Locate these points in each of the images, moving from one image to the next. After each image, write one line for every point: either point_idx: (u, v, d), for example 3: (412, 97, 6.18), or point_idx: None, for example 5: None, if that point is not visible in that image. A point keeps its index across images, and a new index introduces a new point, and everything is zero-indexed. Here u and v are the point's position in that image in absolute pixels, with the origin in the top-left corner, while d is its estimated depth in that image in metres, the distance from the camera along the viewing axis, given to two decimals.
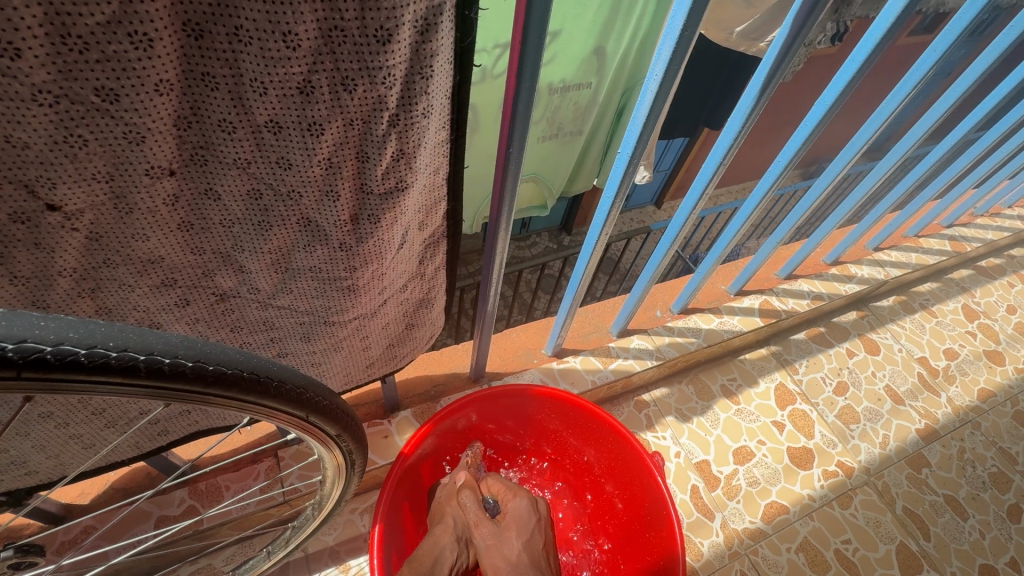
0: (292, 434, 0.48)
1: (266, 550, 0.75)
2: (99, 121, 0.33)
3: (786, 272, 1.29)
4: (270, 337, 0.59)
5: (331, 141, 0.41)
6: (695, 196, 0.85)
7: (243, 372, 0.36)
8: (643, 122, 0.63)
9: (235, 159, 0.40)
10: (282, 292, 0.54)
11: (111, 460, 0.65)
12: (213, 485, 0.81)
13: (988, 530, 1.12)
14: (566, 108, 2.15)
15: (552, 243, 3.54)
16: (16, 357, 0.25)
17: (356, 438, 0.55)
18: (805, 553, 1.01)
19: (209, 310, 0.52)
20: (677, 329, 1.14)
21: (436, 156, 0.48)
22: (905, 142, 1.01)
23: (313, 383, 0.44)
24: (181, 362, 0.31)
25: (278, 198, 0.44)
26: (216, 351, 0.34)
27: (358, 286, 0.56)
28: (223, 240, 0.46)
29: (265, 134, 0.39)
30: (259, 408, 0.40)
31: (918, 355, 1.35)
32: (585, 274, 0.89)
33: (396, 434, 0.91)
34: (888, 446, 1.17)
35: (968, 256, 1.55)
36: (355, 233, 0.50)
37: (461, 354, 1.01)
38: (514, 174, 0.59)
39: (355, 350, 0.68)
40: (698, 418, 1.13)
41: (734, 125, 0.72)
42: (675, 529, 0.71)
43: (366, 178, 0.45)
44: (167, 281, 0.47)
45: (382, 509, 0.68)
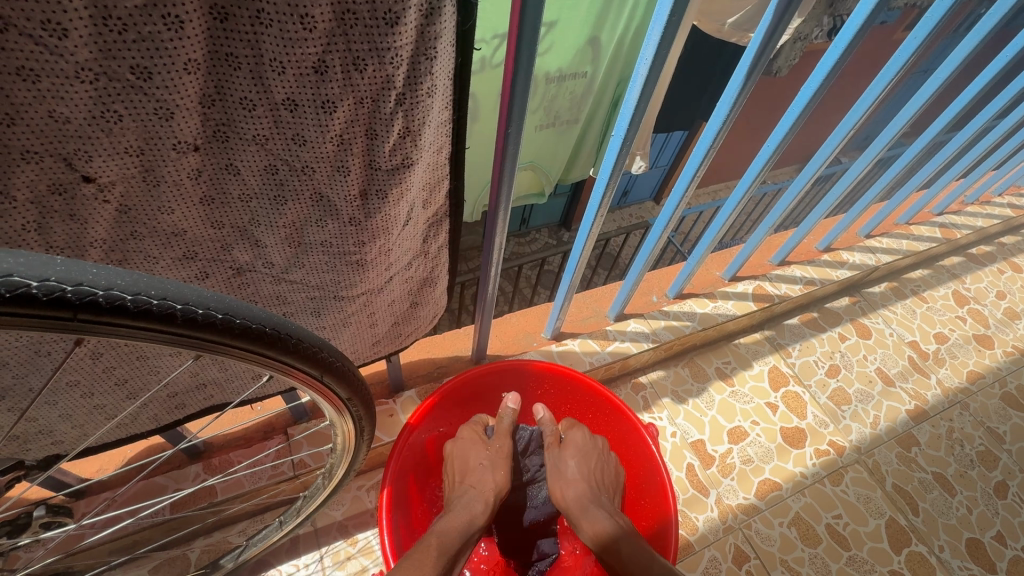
0: (307, 395, 0.51)
1: (277, 521, 0.78)
2: (133, 97, 0.37)
3: (779, 259, 1.32)
4: (283, 312, 0.63)
5: (343, 118, 0.44)
6: (686, 181, 0.88)
7: (266, 328, 0.39)
8: (634, 105, 0.65)
9: (253, 136, 0.43)
10: (295, 266, 0.57)
11: (130, 432, 0.68)
12: (226, 461, 0.84)
13: (976, 505, 1.15)
14: (563, 97, 2.18)
15: (551, 238, 3.57)
16: (74, 298, 0.28)
17: (365, 404, 0.58)
18: (797, 528, 1.04)
19: (226, 284, 0.55)
20: (672, 313, 1.18)
21: (440, 135, 0.51)
22: (892, 128, 1.05)
23: (327, 346, 0.47)
24: (211, 314, 0.35)
25: (292, 174, 0.47)
26: (242, 307, 0.38)
27: (366, 262, 0.60)
28: (241, 215, 0.49)
29: (283, 112, 0.42)
30: (278, 365, 0.43)
31: (909, 338, 1.38)
32: (582, 258, 0.92)
33: (401, 414, 0.95)
34: (878, 426, 1.21)
35: (959, 243, 1.59)
36: (364, 208, 0.53)
37: (463, 338, 1.04)
38: (512, 156, 0.62)
39: (362, 326, 0.71)
40: (694, 400, 1.16)
41: (722, 112, 0.75)
42: (668, 493, 0.74)
43: (375, 155, 0.48)
44: (188, 254, 0.50)
45: (390, 477, 0.72)
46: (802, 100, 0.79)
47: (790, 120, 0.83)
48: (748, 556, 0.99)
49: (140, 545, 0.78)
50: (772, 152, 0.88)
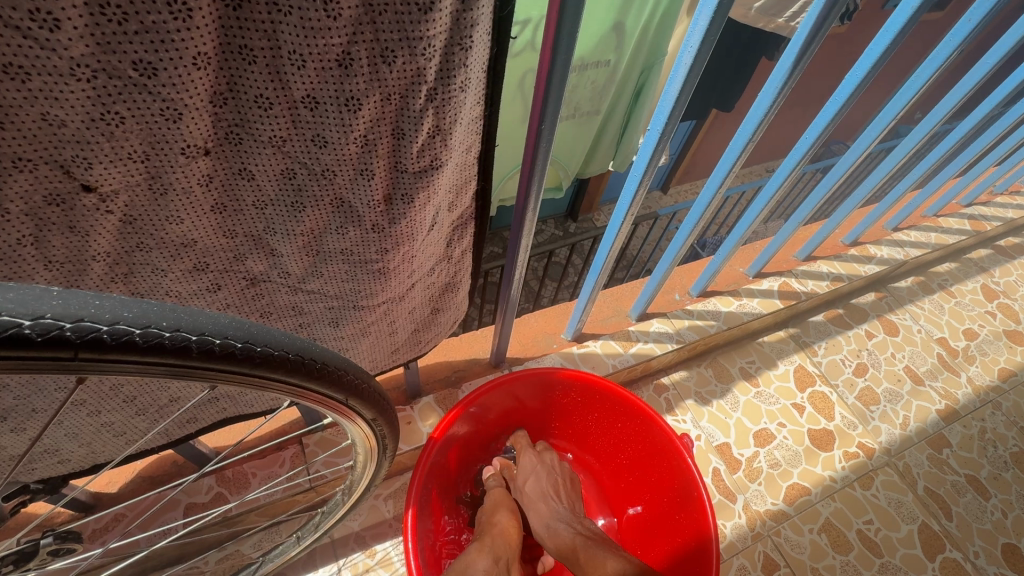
0: (328, 416, 0.48)
1: (294, 536, 0.75)
2: (136, 96, 0.32)
3: (805, 254, 1.28)
4: (299, 323, 0.59)
5: (368, 117, 0.39)
6: (719, 175, 0.83)
7: (289, 353, 0.35)
8: (674, 98, 0.61)
9: (270, 137, 0.39)
10: (312, 276, 0.53)
11: (141, 449, 0.65)
12: (240, 472, 0.81)
13: (1011, 509, 1.12)
14: (584, 87, 2.11)
15: (558, 230, 3.52)
16: (74, 336, 0.24)
17: (389, 422, 0.54)
18: (827, 534, 1.00)
19: (239, 295, 0.51)
20: (696, 312, 1.14)
21: (470, 134, 0.46)
22: (934, 117, 0.99)
23: (351, 366, 0.43)
24: (229, 343, 0.31)
25: (311, 178, 0.43)
26: (262, 332, 0.34)
27: (388, 269, 0.55)
28: (256, 223, 0.45)
29: (302, 110, 0.38)
30: (299, 390, 0.40)
31: (937, 335, 1.33)
32: (608, 258, 0.88)
33: (419, 421, 0.91)
34: (908, 427, 1.17)
35: (987, 235, 1.53)
36: (388, 214, 0.48)
37: (481, 340, 1.00)
38: (543, 154, 0.58)
39: (381, 335, 0.67)
40: (718, 401, 1.12)
41: (764, 103, 0.69)
42: (706, 510, 0.71)
43: (401, 156, 0.44)
44: (198, 265, 0.46)
45: (414, 495, 0.68)
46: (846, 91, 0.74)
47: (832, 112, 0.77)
48: (778, 565, 0.96)
49: (153, 561, 0.75)
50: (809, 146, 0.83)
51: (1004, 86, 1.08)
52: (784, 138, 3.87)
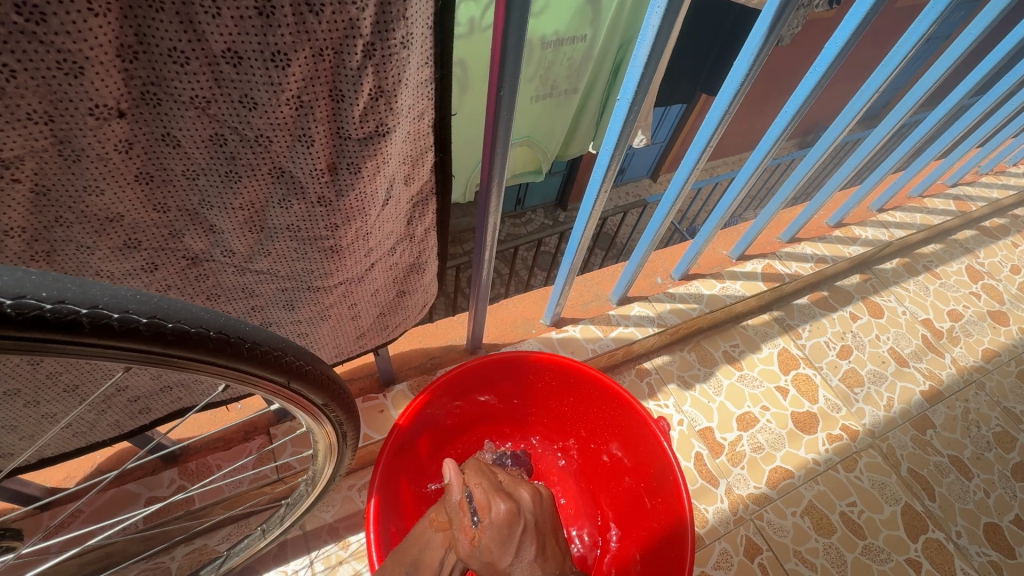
0: (274, 402, 0.45)
1: (261, 528, 0.72)
2: (25, 46, 0.28)
3: (788, 236, 1.26)
4: (251, 307, 0.56)
5: (299, 75, 0.36)
6: (696, 153, 0.80)
7: (210, 331, 0.32)
8: (643, 64, 0.57)
9: (192, 98, 0.35)
10: (259, 254, 0.50)
11: (91, 442, 0.62)
12: (204, 465, 0.78)
13: (993, 488, 1.11)
14: (561, 64, 2.07)
15: (547, 219, 3.48)
16: None
17: (346, 409, 0.52)
18: (810, 517, 0.99)
19: (180, 276, 0.48)
20: (678, 295, 1.12)
21: (418, 98, 0.44)
22: (917, 91, 0.97)
23: (292, 347, 0.41)
24: (133, 319, 0.28)
25: (245, 145, 0.40)
26: (177, 306, 0.31)
27: (341, 247, 0.53)
28: (189, 195, 0.42)
29: (225, 66, 0.34)
30: (232, 373, 0.37)
31: (922, 317, 1.32)
32: (583, 239, 0.85)
33: (392, 409, 0.89)
34: (892, 409, 1.16)
35: (972, 216, 1.52)
36: (334, 185, 0.46)
37: (457, 326, 0.98)
38: (505, 126, 0.54)
39: (343, 319, 0.64)
40: (701, 386, 1.11)
41: (740, 72, 0.66)
42: (682, 494, 0.69)
43: (342, 121, 0.41)
44: (129, 242, 0.43)
45: (378, 484, 0.66)
46: (826, 59, 0.71)
47: (811, 82, 0.74)
48: (760, 548, 0.95)
49: (114, 557, 0.72)
50: (789, 120, 0.80)
51: (990, 59, 1.06)
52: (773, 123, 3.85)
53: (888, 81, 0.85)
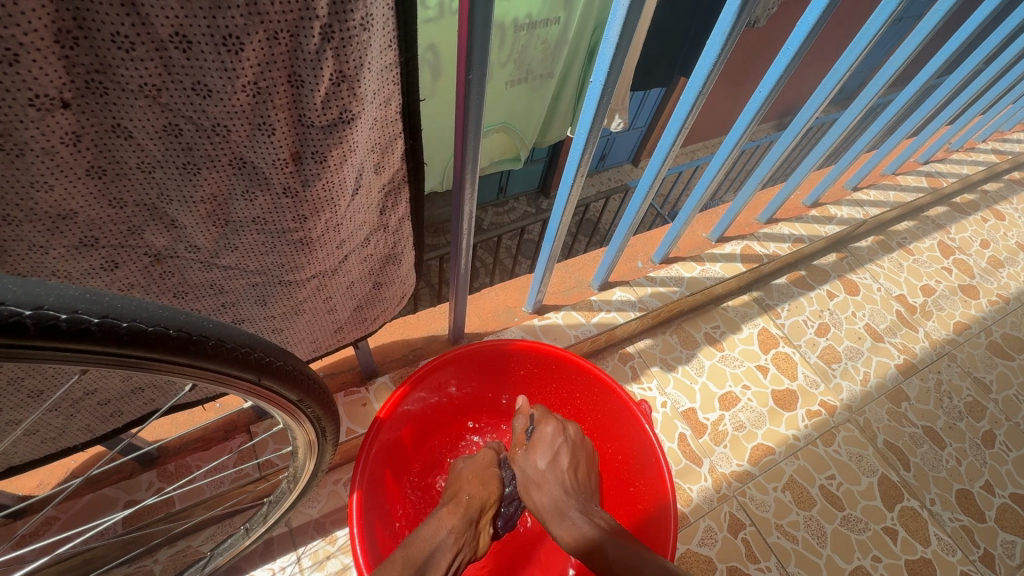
0: (247, 400, 0.44)
1: (244, 527, 0.72)
2: None
3: (766, 216, 1.27)
4: (221, 303, 0.54)
5: (254, 60, 0.35)
6: (672, 134, 0.79)
7: (170, 329, 0.31)
8: (615, 44, 0.56)
9: (141, 85, 0.34)
10: (225, 249, 0.48)
11: (62, 448, 0.60)
12: (183, 466, 0.77)
13: (964, 456, 1.15)
14: (535, 47, 2.04)
15: (529, 207, 3.47)
16: None
17: (323, 404, 0.51)
18: (791, 491, 1.02)
19: (144, 273, 0.47)
20: (658, 279, 1.12)
21: (383, 82, 0.42)
22: (889, 68, 0.98)
23: (261, 342, 0.39)
24: (83, 318, 0.27)
25: (202, 135, 0.38)
26: (133, 305, 0.30)
27: (311, 240, 0.51)
28: (146, 188, 0.40)
29: (173, 52, 0.33)
30: (196, 372, 0.36)
31: (896, 293, 1.35)
32: (561, 225, 0.84)
33: (374, 402, 0.88)
34: (868, 383, 1.19)
35: (943, 192, 1.55)
36: (300, 175, 0.44)
37: (439, 317, 0.97)
38: (475, 112, 0.53)
39: (319, 313, 0.63)
40: (683, 367, 1.12)
41: (712, 52, 0.66)
42: (664, 475, 0.70)
43: (303, 108, 0.39)
44: (85, 240, 0.41)
45: (361, 478, 0.65)
46: (797, 38, 0.70)
47: (784, 61, 0.74)
48: (743, 524, 0.97)
49: (94, 563, 0.71)
50: (762, 100, 0.80)
51: (961, 33, 1.06)
52: None
53: (859, 58, 0.85)
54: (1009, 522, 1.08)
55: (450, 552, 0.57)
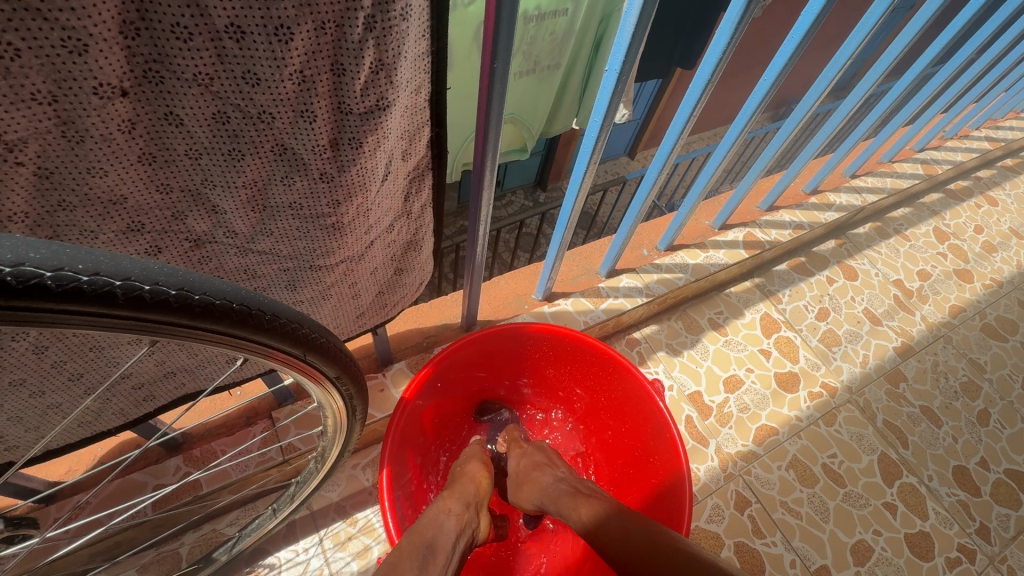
0: (289, 376, 0.46)
1: (270, 508, 0.74)
2: (29, 24, 0.28)
3: (767, 204, 1.30)
4: (254, 287, 0.56)
5: (301, 50, 0.37)
6: (680, 123, 0.81)
7: (232, 303, 0.33)
8: (630, 33, 0.58)
9: (195, 74, 0.35)
10: (261, 235, 0.50)
11: (96, 432, 0.61)
12: (208, 451, 0.79)
13: (960, 434, 1.19)
14: (544, 39, 2.05)
15: (528, 200, 3.50)
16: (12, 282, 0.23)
17: (356, 383, 0.53)
18: (794, 470, 1.05)
19: (184, 258, 0.48)
20: (664, 266, 1.15)
21: (416, 72, 0.44)
22: (890, 55, 1.00)
23: (307, 319, 0.41)
24: (163, 291, 0.29)
25: (247, 122, 0.40)
26: (199, 279, 0.32)
27: (342, 225, 0.53)
28: (192, 174, 0.42)
29: (227, 42, 0.34)
30: (251, 346, 0.38)
31: (894, 278, 1.38)
32: (573, 213, 0.86)
33: (391, 388, 0.90)
34: (868, 364, 1.22)
35: (939, 179, 1.58)
36: (336, 161, 0.46)
37: (451, 305, 0.99)
38: (498, 101, 0.55)
39: (344, 298, 0.65)
40: (688, 352, 1.14)
41: (722, 40, 0.67)
42: (678, 449, 0.72)
43: (343, 96, 0.41)
44: (133, 225, 0.43)
45: (388, 457, 0.67)
46: (802, 26, 0.73)
47: (789, 49, 0.76)
48: (749, 501, 1.00)
49: (124, 545, 0.73)
50: (767, 89, 0.82)
51: (959, 20, 1.09)
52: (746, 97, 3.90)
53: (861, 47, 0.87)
54: (1004, 496, 1.12)
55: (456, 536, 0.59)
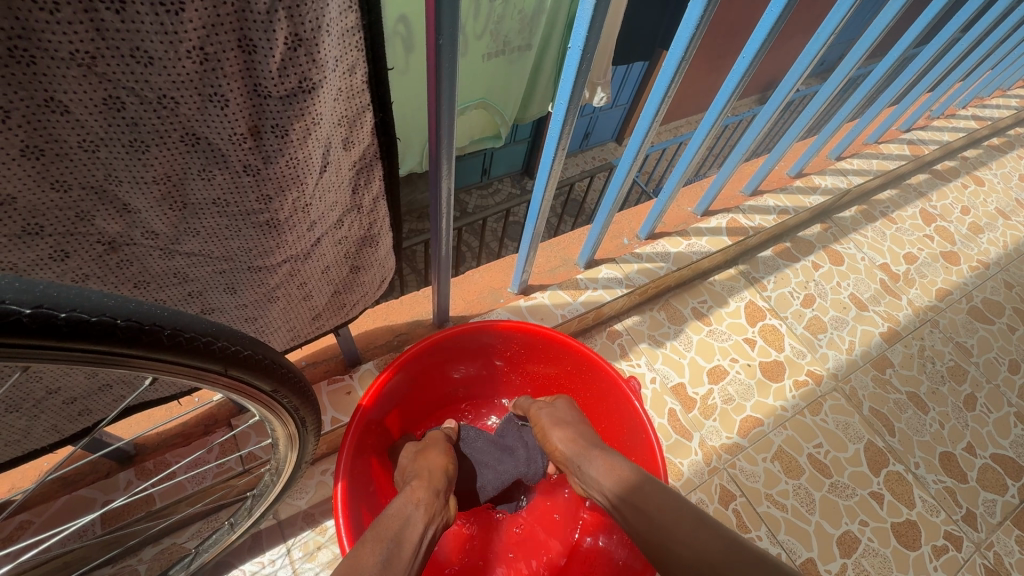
0: (218, 393, 0.42)
1: (229, 522, 0.69)
2: None
3: (751, 189, 1.26)
4: (187, 292, 0.51)
5: (198, 22, 0.32)
6: (654, 104, 0.76)
7: (118, 319, 0.28)
8: (592, 7, 0.53)
9: (71, 53, 0.30)
10: (186, 234, 0.45)
11: (28, 450, 0.57)
12: (162, 463, 0.75)
13: (947, 420, 1.17)
14: (512, 17, 1.98)
15: (513, 188, 3.44)
16: None
17: (299, 394, 0.49)
18: (780, 462, 1.02)
19: (99, 263, 0.43)
20: (645, 255, 1.11)
21: (344, 49, 0.39)
22: (875, 31, 0.95)
23: (225, 332, 0.37)
24: (13, 308, 0.24)
25: (146, 108, 0.35)
26: (70, 292, 0.27)
27: (278, 222, 0.49)
28: (91, 170, 0.37)
29: (105, 13, 0.29)
30: (156, 366, 0.33)
31: (879, 262, 1.35)
32: (544, 203, 0.82)
33: (359, 390, 0.86)
34: (854, 351, 1.20)
35: (925, 159, 1.55)
36: (260, 151, 0.41)
37: (423, 301, 0.95)
38: (449, 81, 0.49)
39: (294, 300, 0.61)
40: (671, 343, 1.11)
41: (694, 14, 0.62)
42: (654, 450, 0.69)
43: (258, 77, 0.36)
44: (29, 230, 0.37)
45: (345, 468, 0.63)
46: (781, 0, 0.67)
47: (768, 25, 0.70)
48: (733, 495, 0.97)
49: (75, 566, 0.68)
50: (744, 70, 0.77)
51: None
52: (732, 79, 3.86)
53: (843, 23, 0.82)
54: (990, 481, 1.11)
55: (424, 525, 0.55)
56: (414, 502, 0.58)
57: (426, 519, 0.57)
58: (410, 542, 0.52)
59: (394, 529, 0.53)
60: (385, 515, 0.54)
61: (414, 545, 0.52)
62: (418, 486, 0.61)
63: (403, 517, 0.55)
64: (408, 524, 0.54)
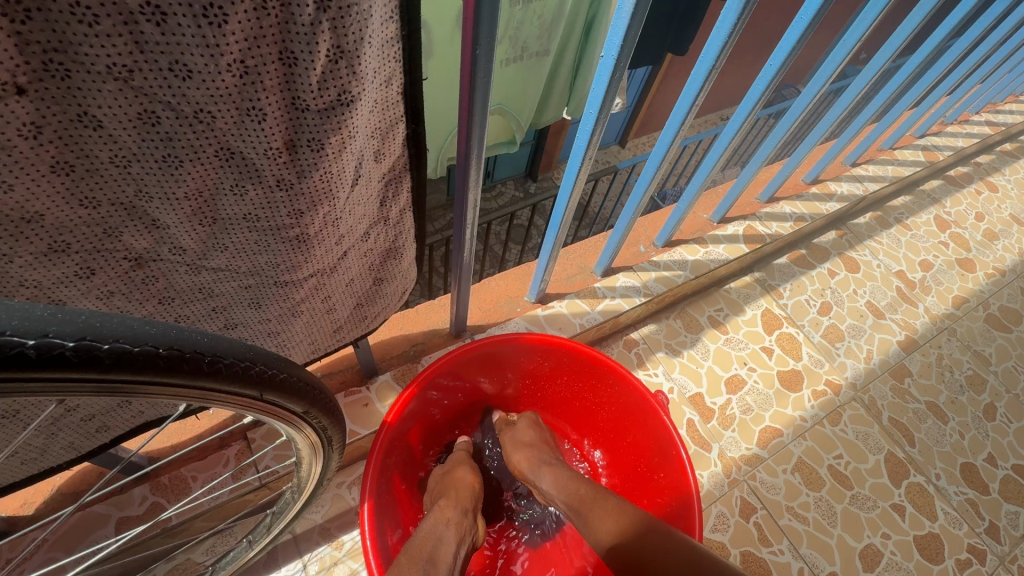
0: (248, 415, 0.40)
1: (246, 539, 0.68)
2: None
3: (766, 196, 1.25)
4: (212, 308, 0.50)
5: (240, 34, 0.30)
6: (681, 112, 0.75)
7: (159, 347, 0.27)
8: (629, 14, 0.51)
9: (108, 66, 0.29)
10: (214, 250, 0.44)
11: (44, 468, 0.55)
12: (177, 477, 0.73)
13: (967, 430, 1.15)
14: (531, 22, 1.98)
15: (518, 191, 3.43)
16: None
17: (328, 412, 0.47)
18: (800, 473, 1.01)
19: (125, 280, 0.42)
20: (662, 263, 1.09)
21: (383, 60, 0.38)
22: (899, 37, 0.94)
23: (260, 354, 0.35)
24: (56, 342, 0.23)
25: (182, 123, 0.34)
26: (111, 320, 0.26)
27: (308, 237, 0.47)
28: (122, 186, 0.35)
29: (145, 26, 0.28)
30: (192, 392, 0.32)
31: (896, 269, 1.34)
32: (566, 212, 0.81)
33: (377, 402, 0.85)
34: (872, 360, 1.18)
35: (940, 166, 1.54)
36: (294, 165, 0.40)
37: (439, 310, 0.94)
38: (482, 88, 0.48)
39: (317, 314, 0.59)
40: (688, 352, 1.10)
41: (728, 21, 0.60)
42: (685, 467, 0.68)
43: (297, 90, 0.35)
44: (56, 248, 0.36)
45: (370, 485, 0.62)
46: (813, 7, 0.66)
47: (799, 32, 0.69)
48: (755, 508, 0.96)
49: None
50: (772, 77, 0.76)
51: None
52: (737, 83, 3.86)
53: (871, 29, 0.80)
54: (1012, 493, 1.09)
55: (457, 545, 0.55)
56: (445, 521, 0.57)
57: (458, 538, 0.56)
58: (444, 563, 0.51)
59: (428, 550, 0.52)
60: (419, 539, 0.53)
61: (450, 563, 0.52)
62: (448, 509, 0.60)
63: (435, 537, 0.54)
64: (441, 544, 0.54)
